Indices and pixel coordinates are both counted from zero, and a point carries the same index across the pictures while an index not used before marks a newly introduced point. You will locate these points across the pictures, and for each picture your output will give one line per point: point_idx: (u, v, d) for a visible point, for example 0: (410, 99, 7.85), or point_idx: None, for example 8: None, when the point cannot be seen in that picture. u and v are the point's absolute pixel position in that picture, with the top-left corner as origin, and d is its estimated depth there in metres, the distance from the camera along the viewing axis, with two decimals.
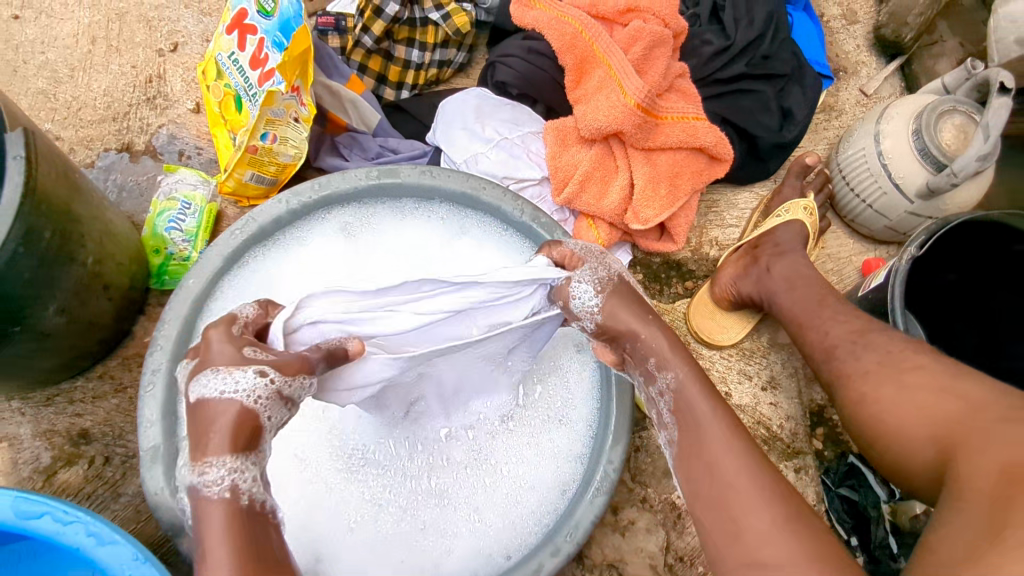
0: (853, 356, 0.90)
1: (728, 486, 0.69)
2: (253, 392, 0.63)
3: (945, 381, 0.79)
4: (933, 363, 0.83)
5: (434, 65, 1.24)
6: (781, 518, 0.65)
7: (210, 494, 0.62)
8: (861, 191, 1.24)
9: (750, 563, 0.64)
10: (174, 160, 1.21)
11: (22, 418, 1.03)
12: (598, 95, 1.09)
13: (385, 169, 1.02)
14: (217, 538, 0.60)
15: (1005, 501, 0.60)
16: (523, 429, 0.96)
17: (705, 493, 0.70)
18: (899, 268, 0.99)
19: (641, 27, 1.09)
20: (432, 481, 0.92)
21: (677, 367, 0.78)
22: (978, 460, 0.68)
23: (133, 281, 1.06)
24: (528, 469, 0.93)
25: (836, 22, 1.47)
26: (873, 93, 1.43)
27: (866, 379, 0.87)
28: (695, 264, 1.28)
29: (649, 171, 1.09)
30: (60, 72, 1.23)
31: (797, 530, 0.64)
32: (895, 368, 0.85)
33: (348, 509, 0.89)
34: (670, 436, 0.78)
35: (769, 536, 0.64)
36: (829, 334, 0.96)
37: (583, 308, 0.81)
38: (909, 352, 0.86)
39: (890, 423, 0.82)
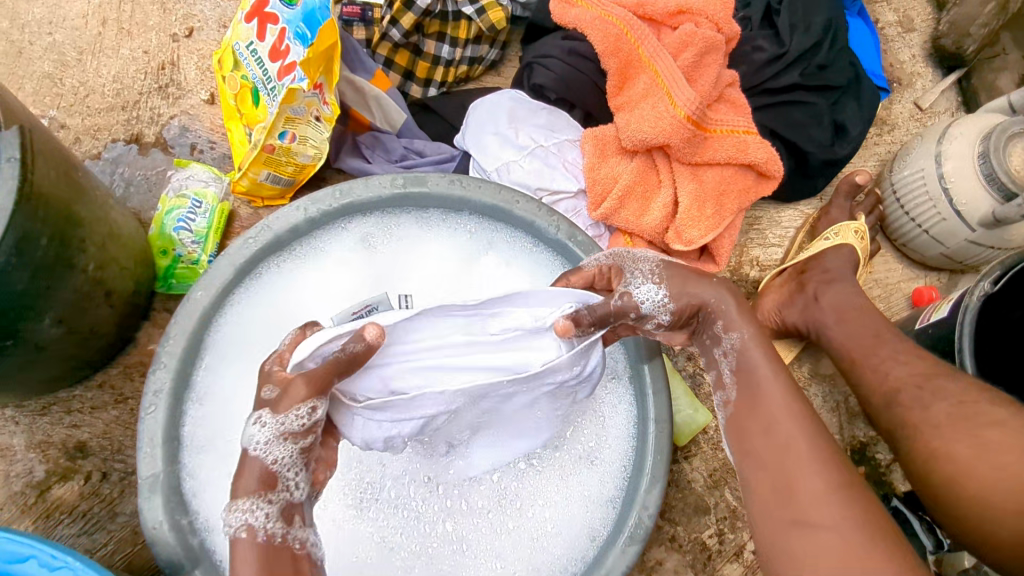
0: (922, 405, 0.84)
1: (782, 447, 0.65)
2: (260, 444, 0.64)
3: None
4: (1018, 423, 0.77)
5: (465, 63, 1.16)
6: (834, 483, 0.61)
7: (234, 534, 0.62)
8: (917, 215, 1.16)
9: (795, 523, 0.61)
10: (185, 154, 1.14)
11: (16, 428, 0.98)
12: (643, 103, 1.00)
13: (412, 176, 0.94)
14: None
15: None
16: (550, 470, 0.89)
17: (756, 449, 0.67)
18: (970, 304, 0.92)
19: (693, 32, 1.00)
20: (449, 524, 0.86)
21: (743, 328, 0.74)
22: None
23: (137, 285, 0.99)
24: (554, 513, 0.87)
25: (891, 29, 1.38)
26: (929, 107, 1.34)
27: (937, 432, 0.81)
28: (734, 285, 1.20)
29: (695, 188, 1.01)
30: (67, 55, 1.15)
31: (850, 496, 0.61)
32: (968, 423, 0.79)
33: (358, 551, 0.84)
34: (727, 395, 0.73)
35: (820, 497, 0.61)
36: (890, 377, 0.89)
37: (650, 306, 0.77)
38: (985, 403, 0.80)
39: (969, 486, 0.75)
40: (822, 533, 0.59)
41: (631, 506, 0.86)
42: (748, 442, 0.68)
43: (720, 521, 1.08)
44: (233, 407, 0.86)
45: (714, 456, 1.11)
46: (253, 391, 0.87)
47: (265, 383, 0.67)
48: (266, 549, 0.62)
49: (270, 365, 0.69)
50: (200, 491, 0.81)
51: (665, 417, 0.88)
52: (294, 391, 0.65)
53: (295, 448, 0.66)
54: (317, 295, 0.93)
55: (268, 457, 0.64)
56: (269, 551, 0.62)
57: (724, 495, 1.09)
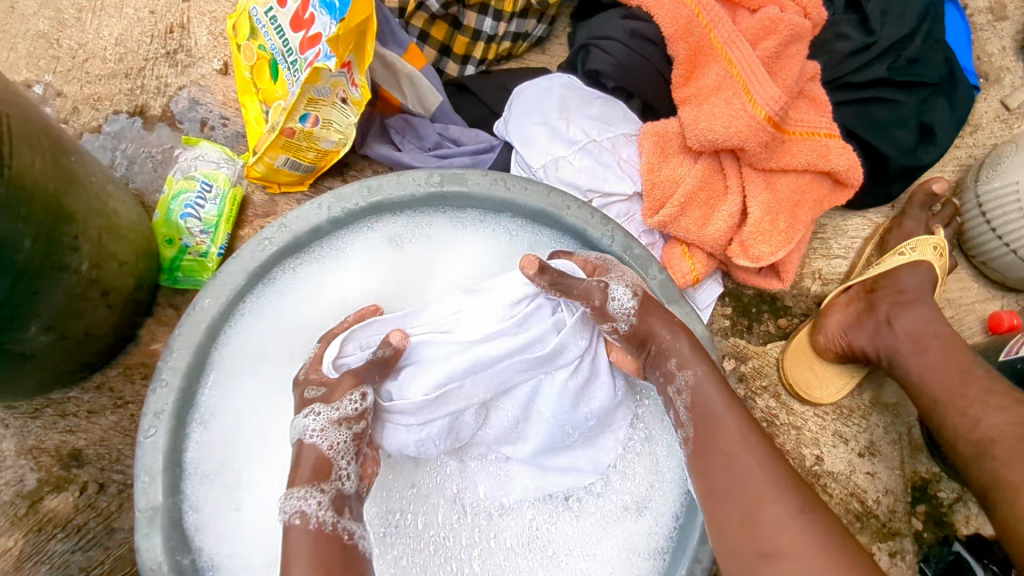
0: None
1: (738, 477, 0.65)
2: (314, 431, 0.68)
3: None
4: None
5: (508, 39, 1.04)
6: (794, 507, 0.61)
7: (290, 522, 0.64)
8: (1004, 233, 1.03)
9: (764, 556, 0.60)
10: (194, 130, 1.02)
11: (5, 432, 0.89)
12: (715, 98, 0.88)
13: (450, 173, 0.82)
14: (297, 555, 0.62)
15: None
16: (589, 514, 0.80)
17: (716, 484, 0.66)
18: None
19: (777, 17, 0.87)
20: (477, 564, 0.78)
21: (695, 364, 0.73)
22: None
23: (139, 280, 0.89)
24: (591, 564, 0.78)
25: (981, 16, 1.23)
26: (1017, 107, 1.20)
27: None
28: (793, 299, 1.09)
29: (768, 198, 0.89)
30: (65, 12, 1.03)
31: (812, 519, 0.60)
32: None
33: None
34: (687, 434, 0.72)
35: (784, 523, 0.60)
36: (986, 425, 0.82)
37: (622, 309, 0.74)
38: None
39: None
40: (791, 562, 0.58)
41: (680, 560, 0.76)
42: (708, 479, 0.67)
43: None
44: (243, 429, 0.77)
45: None
46: (267, 410, 0.78)
47: (306, 386, 0.72)
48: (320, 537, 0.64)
49: (304, 375, 0.73)
50: (204, 525, 0.73)
51: None
52: (342, 382, 0.70)
53: (350, 434, 0.69)
54: (337, 301, 0.83)
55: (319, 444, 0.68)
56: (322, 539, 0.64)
57: None
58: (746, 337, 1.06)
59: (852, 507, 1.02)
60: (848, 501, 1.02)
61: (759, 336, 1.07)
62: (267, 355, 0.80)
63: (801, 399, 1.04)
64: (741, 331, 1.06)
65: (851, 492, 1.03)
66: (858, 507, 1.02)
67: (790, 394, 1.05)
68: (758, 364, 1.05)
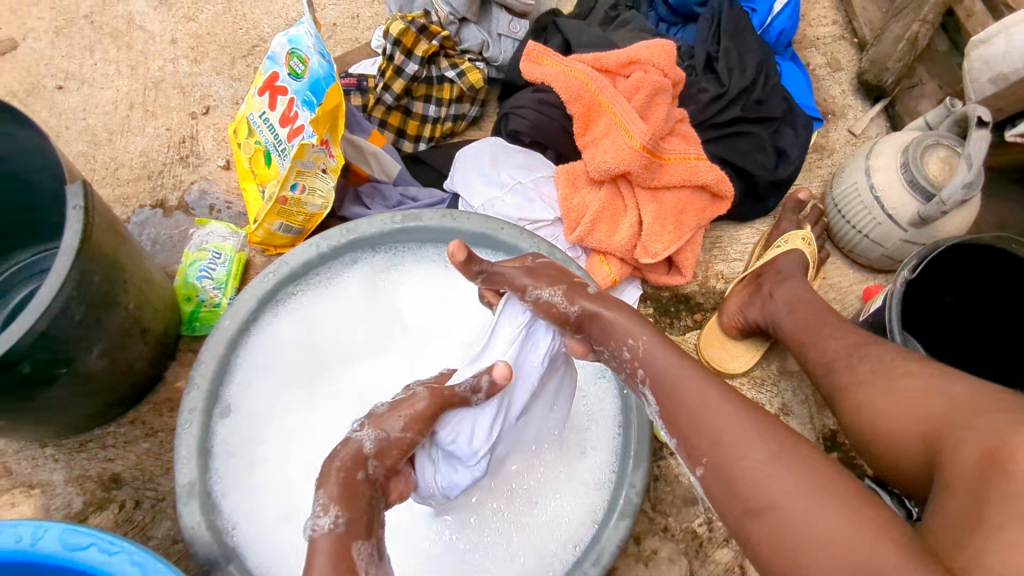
0: (850, 368, 0.94)
1: (729, 429, 0.69)
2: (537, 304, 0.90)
3: (936, 387, 0.83)
4: (931, 372, 0.85)
5: (450, 119, 1.32)
6: (769, 451, 0.66)
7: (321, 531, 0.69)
8: (856, 222, 1.30)
9: (749, 511, 0.65)
10: (204, 213, 1.28)
11: (55, 465, 1.07)
12: (606, 139, 1.17)
13: (409, 214, 1.06)
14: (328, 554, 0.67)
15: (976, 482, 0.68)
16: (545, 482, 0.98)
17: (692, 442, 0.71)
18: (892, 308, 1.01)
19: (643, 78, 1.17)
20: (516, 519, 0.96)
21: (640, 336, 0.81)
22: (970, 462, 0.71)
23: (167, 327, 1.11)
24: (560, 515, 0.96)
25: (822, 70, 1.57)
26: (861, 133, 1.51)
27: (862, 388, 0.91)
28: (703, 297, 1.32)
29: (656, 208, 1.16)
30: (99, 136, 1.31)
31: (799, 465, 0.65)
32: (889, 373, 0.89)
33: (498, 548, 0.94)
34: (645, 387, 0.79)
35: (762, 463, 0.66)
36: (828, 350, 1.00)
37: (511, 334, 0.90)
38: (903, 360, 0.89)
39: (885, 427, 0.85)
40: (821, 546, 0.60)
41: (621, 486, 0.95)
42: (688, 441, 0.72)
43: (709, 511, 1.15)
44: (260, 413, 0.99)
45: None
46: (278, 410, 1.01)
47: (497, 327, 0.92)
48: (345, 544, 0.68)
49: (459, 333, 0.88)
50: (228, 493, 0.92)
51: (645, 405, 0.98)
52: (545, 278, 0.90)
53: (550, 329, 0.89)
54: (330, 323, 1.07)
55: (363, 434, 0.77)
56: (351, 556, 0.68)
57: None
58: (668, 330, 1.28)
59: None
60: None
61: (679, 328, 1.29)
62: (278, 366, 1.02)
63: (718, 372, 1.24)
64: (664, 326, 1.28)
65: None
66: None
67: (710, 370, 1.25)
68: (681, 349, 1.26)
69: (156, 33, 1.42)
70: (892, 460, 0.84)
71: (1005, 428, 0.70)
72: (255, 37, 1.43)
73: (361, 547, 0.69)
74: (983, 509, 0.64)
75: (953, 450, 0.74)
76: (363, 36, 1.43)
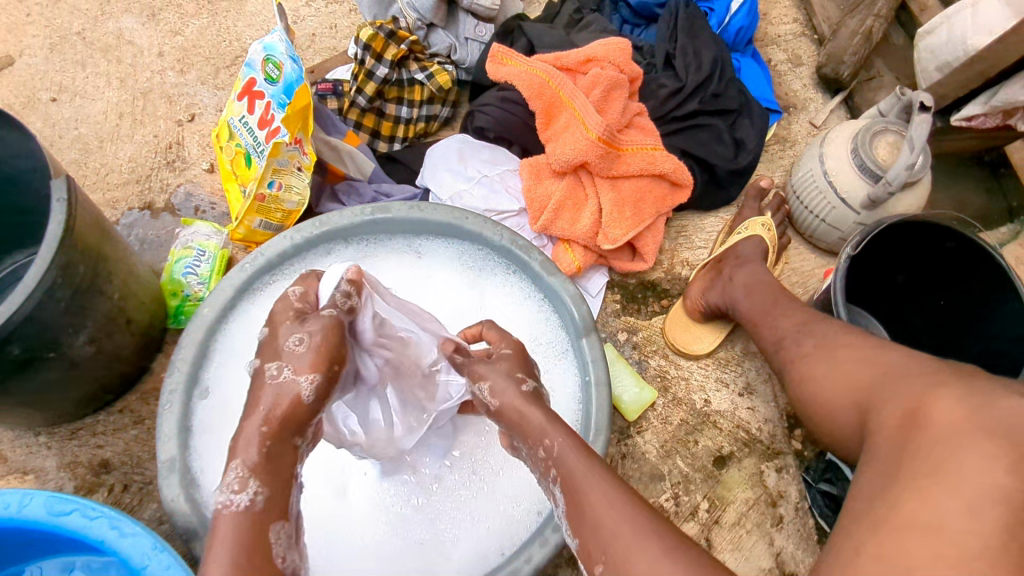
0: (797, 344, 0.99)
1: (621, 526, 0.65)
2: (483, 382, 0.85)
3: (871, 353, 0.87)
4: (863, 341, 0.90)
5: (422, 120, 1.39)
6: (664, 545, 0.63)
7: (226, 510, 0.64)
8: (813, 208, 1.35)
9: None
10: (190, 214, 1.35)
11: (48, 452, 1.12)
12: (566, 133, 1.23)
13: (378, 206, 1.13)
14: (230, 545, 0.62)
15: (895, 434, 0.73)
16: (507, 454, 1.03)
17: (589, 538, 0.68)
18: (837, 284, 1.05)
19: (599, 74, 1.24)
20: (478, 487, 1.01)
21: (556, 437, 0.76)
22: (891, 416, 0.76)
23: (153, 320, 1.17)
24: (522, 485, 1.00)
25: (783, 65, 1.63)
26: (822, 125, 1.56)
27: (805, 360, 0.95)
28: (670, 283, 1.36)
29: (615, 196, 1.23)
30: (90, 144, 1.38)
31: (678, 558, 0.62)
32: (831, 348, 0.93)
33: (461, 514, 0.99)
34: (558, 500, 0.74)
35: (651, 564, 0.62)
36: (779, 328, 1.05)
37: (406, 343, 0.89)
38: (843, 335, 0.94)
39: (824, 395, 0.90)
40: None
41: None
42: (586, 538, 0.69)
43: (675, 486, 1.19)
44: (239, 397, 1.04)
45: (664, 429, 1.23)
46: None
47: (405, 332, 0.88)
48: (259, 526, 0.65)
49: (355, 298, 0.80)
50: (206, 468, 0.97)
51: (604, 380, 1.03)
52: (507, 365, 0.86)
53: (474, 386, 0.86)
54: None
55: (301, 381, 0.68)
56: (266, 540, 0.65)
57: (676, 462, 1.20)
58: (635, 316, 1.32)
59: (740, 436, 1.24)
60: (736, 432, 1.24)
61: (647, 313, 1.33)
62: None
63: (683, 354, 1.28)
64: (631, 312, 1.33)
65: (738, 425, 1.25)
66: (745, 436, 1.24)
67: (675, 352, 1.29)
68: (647, 333, 1.30)
69: (145, 46, 1.50)
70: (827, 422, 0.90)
71: (924, 386, 0.75)
72: (238, 48, 1.51)
73: (278, 530, 0.66)
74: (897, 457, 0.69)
75: (880, 407, 0.79)
76: (341, 45, 1.50)
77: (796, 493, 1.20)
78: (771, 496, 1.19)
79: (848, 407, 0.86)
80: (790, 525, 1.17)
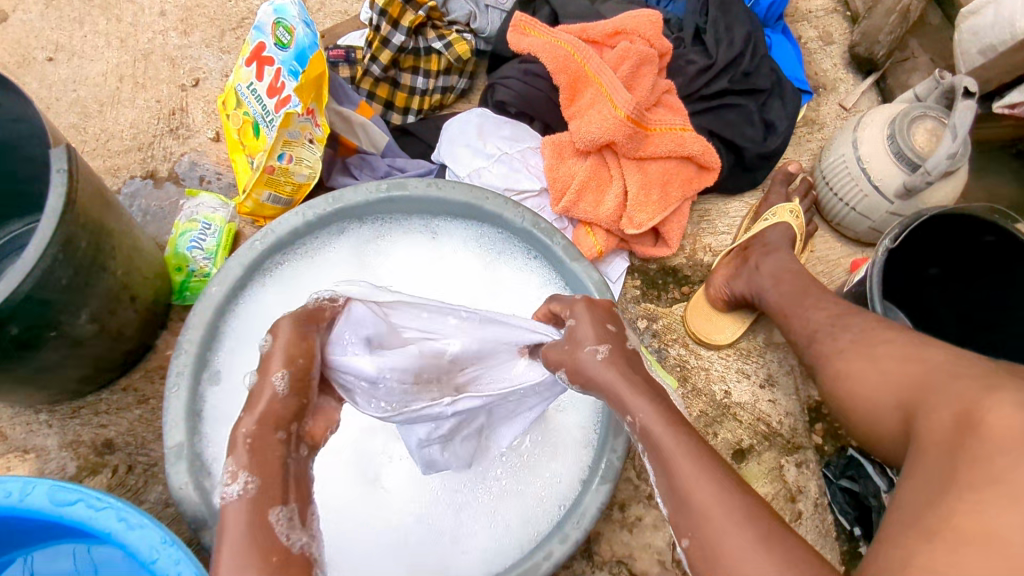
0: (832, 338, 0.95)
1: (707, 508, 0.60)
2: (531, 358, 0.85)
3: (913, 352, 0.84)
4: (904, 337, 0.87)
5: (438, 91, 1.32)
6: (759, 533, 0.57)
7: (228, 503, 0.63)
8: (843, 195, 1.30)
9: None
10: (195, 185, 1.29)
11: (49, 430, 1.09)
12: (591, 110, 1.18)
13: (394, 182, 1.07)
14: (231, 543, 0.61)
15: (940, 440, 0.70)
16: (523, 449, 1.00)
17: (680, 509, 0.62)
18: (873, 277, 1.01)
19: (628, 48, 1.18)
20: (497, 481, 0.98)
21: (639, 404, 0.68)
22: (938, 419, 0.73)
23: (157, 296, 1.12)
24: (541, 479, 0.97)
25: (813, 43, 1.56)
26: (852, 107, 1.50)
27: (841, 355, 0.92)
28: (691, 269, 1.32)
29: (641, 178, 1.18)
30: (89, 108, 1.31)
31: (774, 549, 0.56)
32: (869, 345, 0.89)
33: (480, 508, 0.96)
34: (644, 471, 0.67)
35: (746, 555, 0.56)
36: (810, 321, 1.01)
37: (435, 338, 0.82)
38: (881, 329, 0.90)
39: (860, 393, 0.87)
40: None
41: (602, 451, 0.95)
42: (677, 507, 0.63)
43: None
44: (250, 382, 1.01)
45: None
46: None
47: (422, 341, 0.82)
48: (255, 513, 0.62)
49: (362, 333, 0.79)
50: (219, 457, 0.94)
51: None
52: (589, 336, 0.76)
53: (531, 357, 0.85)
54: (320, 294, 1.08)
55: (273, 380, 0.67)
56: (265, 525, 0.62)
57: None
58: (655, 303, 1.28)
59: (760, 429, 1.21)
60: (756, 424, 1.21)
61: (667, 300, 1.29)
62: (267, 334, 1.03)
63: (704, 344, 1.25)
64: (650, 298, 1.29)
65: (758, 417, 1.22)
66: (765, 429, 1.21)
67: (696, 342, 1.25)
68: (667, 321, 1.27)
69: (146, 4, 1.42)
70: (863, 424, 0.87)
71: (974, 389, 0.71)
72: (244, 9, 1.43)
73: (278, 512, 0.63)
74: (947, 465, 0.65)
75: (926, 411, 0.76)
76: (353, 8, 1.42)
77: (816, 489, 1.17)
78: (790, 491, 1.17)
79: (886, 408, 0.83)
80: (808, 521, 1.15)
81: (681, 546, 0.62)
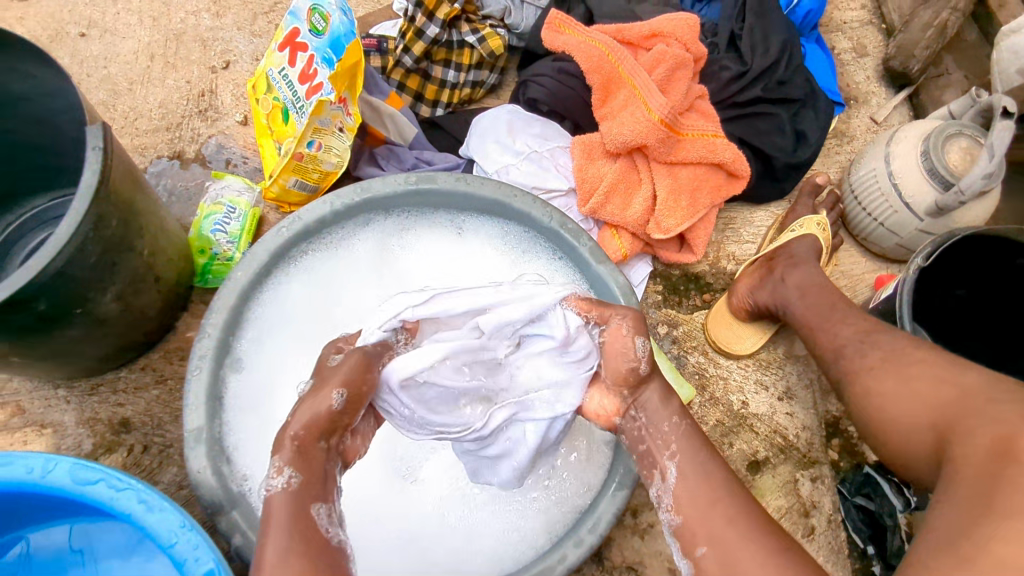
0: (861, 354, 0.94)
1: (730, 524, 0.69)
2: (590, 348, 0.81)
3: (945, 374, 0.83)
4: (936, 358, 0.86)
5: (468, 85, 1.32)
6: (771, 548, 0.67)
7: (274, 493, 0.69)
8: (872, 209, 1.29)
9: None
10: (221, 167, 1.29)
11: (67, 406, 1.09)
12: (623, 112, 1.16)
13: (424, 175, 1.06)
14: (280, 527, 0.67)
15: (973, 465, 0.69)
16: None
17: (698, 523, 0.71)
18: (904, 294, 1.00)
19: (665, 51, 1.17)
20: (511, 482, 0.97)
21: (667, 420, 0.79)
22: (972, 443, 0.72)
23: (180, 278, 1.12)
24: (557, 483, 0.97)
25: (847, 54, 1.54)
26: (883, 121, 1.49)
27: (870, 373, 0.91)
28: (714, 277, 1.31)
29: (670, 183, 1.17)
30: (119, 85, 1.31)
31: (782, 564, 0.65)
32: (899, 364, 0.89)
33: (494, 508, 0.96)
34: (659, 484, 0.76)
35: (761, 562, 0.66)
36: (838, 336, 1.00)
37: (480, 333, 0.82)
38: (911, 348, 0.89)
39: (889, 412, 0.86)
40: None
41: (620, 457, 0.94)
42: (699, 516, 0.72)
43: None
44: (269, 368, 1.00)
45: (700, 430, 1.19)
46: (284, 366, 1.02)
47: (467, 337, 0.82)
48: (300, 505, 0.69)
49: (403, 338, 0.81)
50: (240, 445, 0.94)
51: None
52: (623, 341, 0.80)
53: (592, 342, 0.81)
54: (342, 284, 1.07)
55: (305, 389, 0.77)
56: (309, 516, 0.69)
57: None
58: (676, 309, 1.27)
59: (776, 442, 1.20)
60: (773, 436, 1.21)
61: (688, 307, 1.28)
62: (287, 322, 1.03)
63: (724, 353, 1.24)
64: (672, 304, 1.28)
65: (775, 429, 1.21)
66: (781, 441, 1.20)
67: (717, 351, 1.24)
68: (688, 327, 1.26)
69: None
70: (889, 443, 0.86)
71: (1011, 416, 0.70)
72: None
73: (321, 508, 0.70)
74: (982, 492, 0.64)
75: (959, 435, 0.75)
76: None
77: (831, 504, 1.17)
78: (804, 505, 1.16)
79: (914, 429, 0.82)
80: (822, 536, 1.14)
81: (692, 557, 0.71)
